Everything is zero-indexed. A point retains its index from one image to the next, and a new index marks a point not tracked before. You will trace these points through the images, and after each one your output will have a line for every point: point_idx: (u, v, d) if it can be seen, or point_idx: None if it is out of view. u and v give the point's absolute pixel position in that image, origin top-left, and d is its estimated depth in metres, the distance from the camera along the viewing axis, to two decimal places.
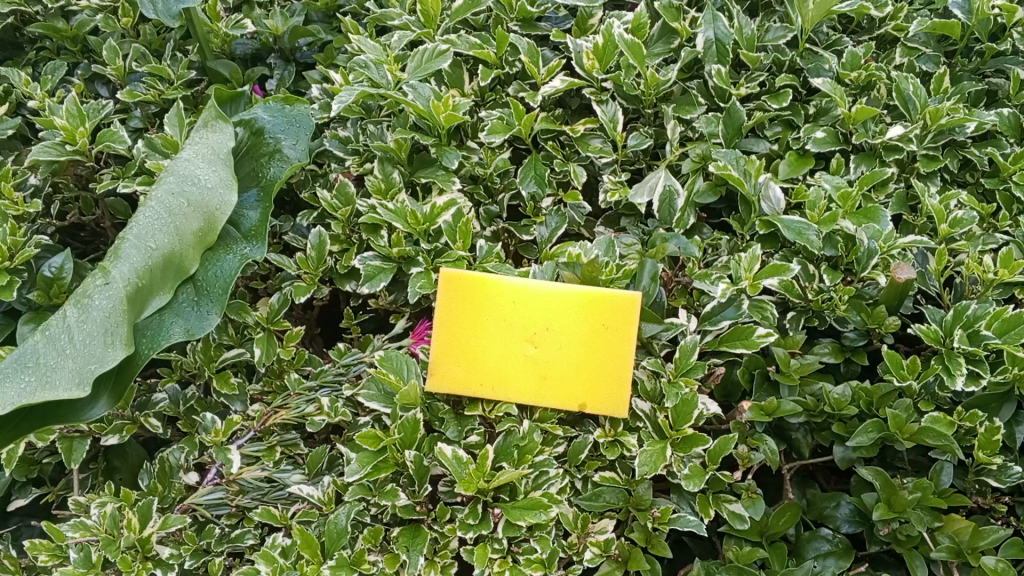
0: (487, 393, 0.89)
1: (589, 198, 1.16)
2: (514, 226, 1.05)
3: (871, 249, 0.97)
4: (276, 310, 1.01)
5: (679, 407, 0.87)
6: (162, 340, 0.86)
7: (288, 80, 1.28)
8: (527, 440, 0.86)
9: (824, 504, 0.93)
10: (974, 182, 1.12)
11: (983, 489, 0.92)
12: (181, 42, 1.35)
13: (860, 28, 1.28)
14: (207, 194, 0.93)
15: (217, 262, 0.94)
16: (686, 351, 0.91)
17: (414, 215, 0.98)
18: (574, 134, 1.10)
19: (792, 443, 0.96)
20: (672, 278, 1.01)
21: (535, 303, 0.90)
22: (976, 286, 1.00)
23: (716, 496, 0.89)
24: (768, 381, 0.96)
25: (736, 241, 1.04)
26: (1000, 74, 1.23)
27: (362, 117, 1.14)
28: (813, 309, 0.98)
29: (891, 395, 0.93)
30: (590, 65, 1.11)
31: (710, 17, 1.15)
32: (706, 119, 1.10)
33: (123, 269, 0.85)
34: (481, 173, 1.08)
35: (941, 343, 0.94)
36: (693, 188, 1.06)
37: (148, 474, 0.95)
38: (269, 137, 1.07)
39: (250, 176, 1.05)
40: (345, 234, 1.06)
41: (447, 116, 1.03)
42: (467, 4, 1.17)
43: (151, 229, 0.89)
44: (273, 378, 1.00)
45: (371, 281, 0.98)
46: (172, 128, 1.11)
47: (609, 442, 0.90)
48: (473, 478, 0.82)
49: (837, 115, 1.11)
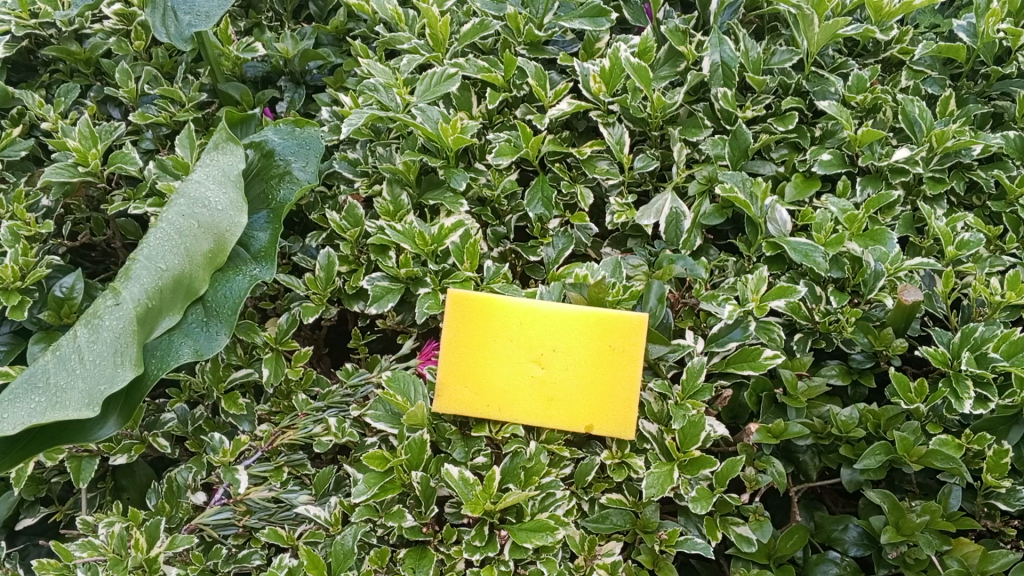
0: (492, 414, 0.90)
1: (596, 220, 1.16)
2: (522, 247, 1.06)
3: (878, 271, 0.99)
4: (284, 330, 1.01)
5: (686, 429, 0.88)
6: (171, 360, 0.86)
7: (298, 102, 1.29)
8: (533, 462, 0.87)
9: (831, 526, 0.93)
10: (980, 205, 1.12)
11: (992, 513, 0.93)
12: (192, 64, 1.36)
13: (866, 51, 1.25)
14: (217, 216, 0.94)
15: (226, 282, 0.95)
16: (693, 373, 0.92)
17: (422, 236, 0.99)
18: (580, 156, 1.10)
19: (799, 466, 0.96)
20: (679, 299, 1.03)
21: (542, 324, 0.90)
22: (983, 308, 1.00)
23: (723, 518, 0.89)
24: (776, 405, 0.96)
25: (743, 263, 1.05)
26: (1006, 97, 1.21)
27: (370, 139, 1.15)
28: (820, 331, 0.99)
29: (899, 417, 0.93)
30: (597, 88, 1.11)
31: (716, 41, 1.13)
32: (712, 141, 1.11)
33: (133, 289, 0.85)
34: (488, 196, 1.08)
35: (948, 365, 0.95)
36: (700, 210, 1.06)
37: (155, 494, 0.95)
38: (279, 159, 1.07)
39: (260, 197, 1.05)
40: (353, 255, 1.07)
41: (455, 138, 1.04)
42: (476, 28, 1.18)
43: (161, 250, 0.89)
44: (281, 399, 1.00)
45: (379, 302, 0.98)
46: (184, 150, 1.13)
47: (615, 464, 0.90)
48: (480, 499, 0.82)
49: (843, 137, 1.12)
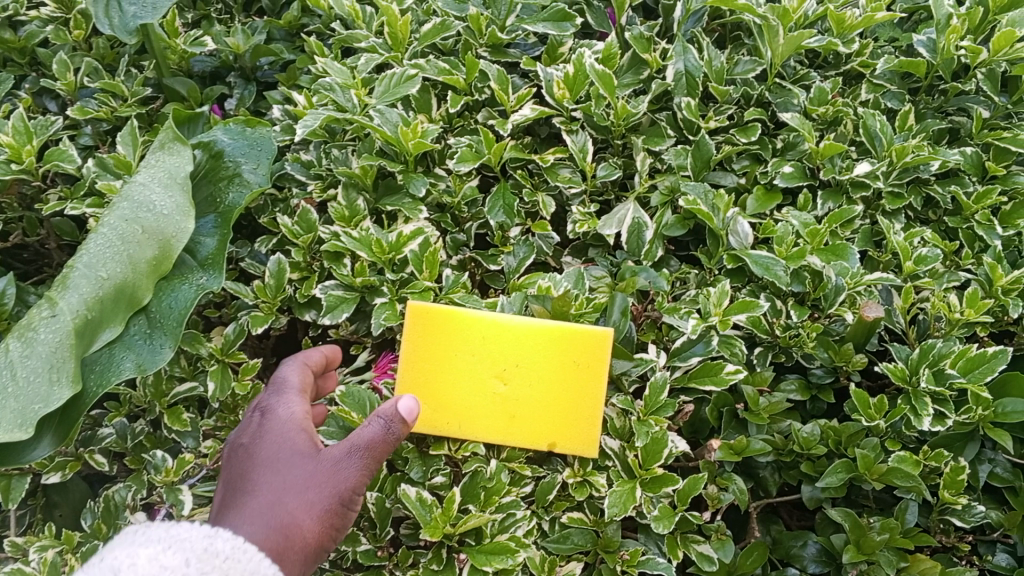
0: (452, 431, 0.87)
1: (557, 228, 1.14)
2: (481, 256, 1.03)
3: (838, 286, 0.99)
4: (231, 341, 0.97)
5: (649, 446, 0.87)
6: (112, 375, 0.82)
7: (248, 99, 1.23)
8: (493, 481, 0.85)
9: (790, 543, 0.92)
10: (936, 219, 1.12)
11: (947, 528, 0.93)
12: (135, 57, 1.29)
13: (827, 63, 1.25)
14: (162, 221, 0.89)
15: (172, 291, 0.89)
16: (656, 389, 0.90)
17: (379, 244, 0.96)
18: (543, 163, 1.07)
19: (759, 481, 0.95)
20: (641, 312, 1.02)
21: (505, 339, 0.88)
22: (941, 323, 1.01)
23: (684, 536, 0.88)
24: (737, 420, 0.95)
25: (704, 275, 1.04)
26: (962, 113, 1.22)
27: (325, 141, 1.11)
28: (781, 345, 0.99)
29: (860, 434, 0.92)
30: (561, 94, 1.09)
31: (680, 49, 1.13)
32: (675, 151, 1.09)
33: (71, 299, 0.81)
34: (448, 202, 1.05)
35: (907, 382, 0.95)
36: (661, 221, 1.05)
37: (91, 513, 0.90)
38: (228, 160, 1.02)
39: (207, 201, 1.01)
40: (305, 262, 1.02)
41: (415, 143, 1.00)
42: (437, 29, 1.15)
43: (102, 257, 0.85)
44: (227, 413, 0.96)
45: (332, 312, 0.94)
46: (125, 147, 1.06)
47: (578, 482, 0.88)
48: (439, 523, 0.80)
49: (804, 149, 1.12)
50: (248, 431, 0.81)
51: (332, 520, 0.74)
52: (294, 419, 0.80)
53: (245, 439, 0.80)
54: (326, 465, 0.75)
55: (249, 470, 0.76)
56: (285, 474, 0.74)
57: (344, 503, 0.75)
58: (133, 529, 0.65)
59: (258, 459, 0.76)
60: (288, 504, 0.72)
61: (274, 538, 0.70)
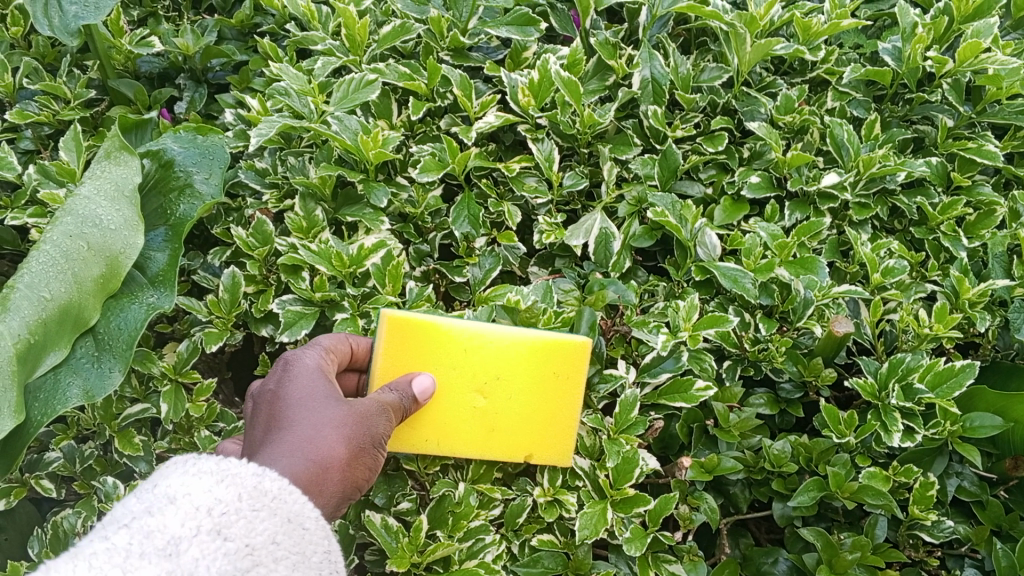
0: (430, 448, 0.85)
1: (523, 237, 1.11)
2: (446, 267, 1.00)
3: (807, 299, 0.96)
4: (185, 359, 0.93)
5: (620, 466, 0.84)
6: (58, 404, 0.77)
7: (199, 102, 1.18)
8: (462, 505, 0.82)
9: (760, 559, 0.91)
10: (901, 229, 1.13)
11: (916, 542, 0.93)
12: (78, 55, 1.23)
13: (792, 69, 1.25)
14: (110, 236, 0.84)
15: (120, 311, 0.85)
16: (626, 406, 0.88)
17: (339, 257, 0.92)
18: (508, 172, 1.04)
19: (730, 497, 0.94)
20: (610, 326, 0.99)
21: (484, 352, 0.85)
22: (909, 337, 1.00)
23: (655, 556, 0.86)
24: (707, 435, 0.94)
25: (673, 287, 1.02)
26: (926, 121, 1.22)
27: (280, 147, 1.07)
28: (749, 359, 0.98)
29: (831, 450, 0.92)
30: (526, 101, 1.06)
31: (647, 56, 1.11)
32: (641, 161, 1.07)
33: (12, 322, 0.76)
34: (411, 212, 1.02)
35: (876, 397, 0.94)
36: (629, 231, 1.02)
37: (38, 541, 0.86)
38: (179, 170, 0.97)
39: (158, 213, 0.96)
40: (261, 275, 0.98)
41: (376, 152, 0.97)
42: (396, 32, 1.11)
43: (45, 276, 0.80)
44: (181, 435, 0.92)
45: (291, 328, 0.90)
46: (68, 153, 1.01)
47: (547, 503, 0.85)
48: (406, 553, 0.78)
49: (770, 159, 1.11)
50: (272, 378, 0.77)
51: (361, 465, 0.73)
52: (322, 367, 0.77)
53: (270, 384, 0.76)
54: (360, 410, 0.74)
55: (278, 409, 0.73)
56: (321, 412, 0.72)
57: (372, 450, 0.74)
58: (179, 457, 0.61)
59: (289, 399, 0.73)
60: (326, 442, 0.70)
61: (310, 472, 0.68)
